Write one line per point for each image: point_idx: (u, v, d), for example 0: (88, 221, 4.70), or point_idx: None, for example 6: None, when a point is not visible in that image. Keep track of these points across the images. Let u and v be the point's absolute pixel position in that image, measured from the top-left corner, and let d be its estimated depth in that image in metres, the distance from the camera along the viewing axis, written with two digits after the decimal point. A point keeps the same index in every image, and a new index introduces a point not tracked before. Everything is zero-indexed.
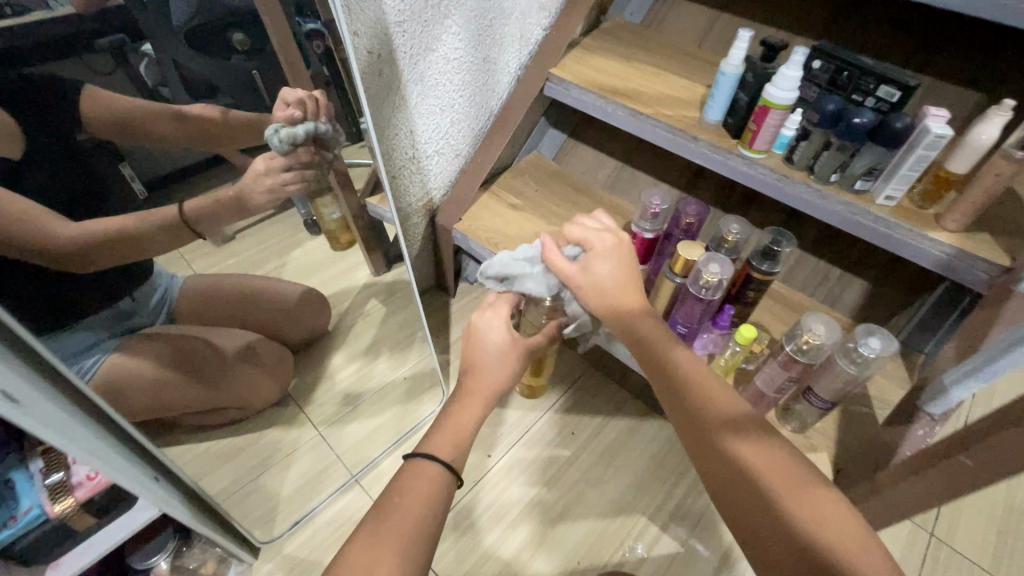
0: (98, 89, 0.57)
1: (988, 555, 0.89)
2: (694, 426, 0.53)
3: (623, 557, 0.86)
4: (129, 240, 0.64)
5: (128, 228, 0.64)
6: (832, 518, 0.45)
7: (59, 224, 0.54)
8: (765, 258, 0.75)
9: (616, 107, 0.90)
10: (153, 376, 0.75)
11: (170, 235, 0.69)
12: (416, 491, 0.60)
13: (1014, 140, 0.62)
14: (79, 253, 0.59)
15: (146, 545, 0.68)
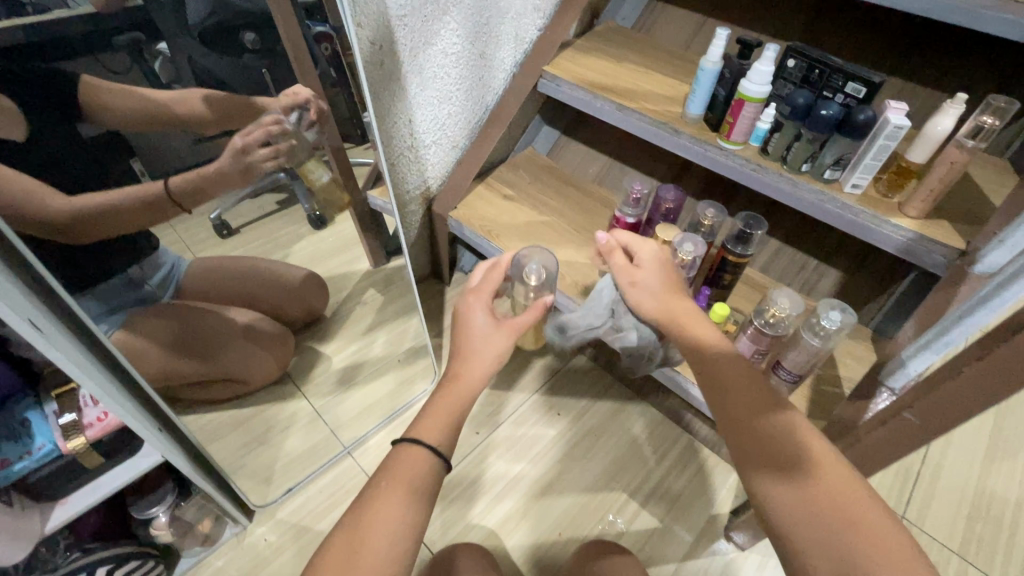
0: (110, 85, 0.63)
1: (957, 537, 0.92)
2: (745, 443, 0.55)
3: (603, 529, 0.90)
4: (132, 211, 0.69)
5: (138, 203, 0.69)
6: (866, 517, 0.50)
7: (57, 198, 0.57)
8: (739, 242, 0.79)
9: (604, 103, 0.95)
10: (161, 348, 0.78)
11: (155, 209, 0.73)
12: (401, 479, 0.61)
13: (966, 131, 0.67)
14: (100, 225, 0.64)
15: (145, 498, 0.72)
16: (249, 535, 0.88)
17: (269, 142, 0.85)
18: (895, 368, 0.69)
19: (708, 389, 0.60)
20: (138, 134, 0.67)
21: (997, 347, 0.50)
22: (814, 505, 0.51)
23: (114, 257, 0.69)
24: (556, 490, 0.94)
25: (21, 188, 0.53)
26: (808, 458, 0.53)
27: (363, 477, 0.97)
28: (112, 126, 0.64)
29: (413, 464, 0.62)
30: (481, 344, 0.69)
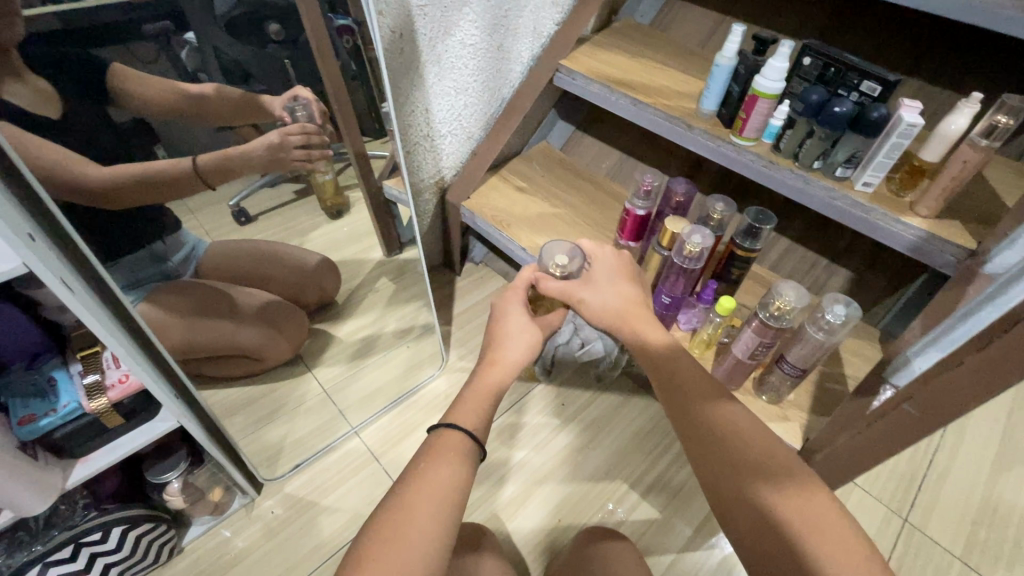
0: (138, 74, 0.64)
1: (960, 542, 0.92)
2: (708, 453, 0.59)
3: (602, 518, 0.91)
4: (157, 186, 0.71)
5: (162, 178, 0.71)
6: (826, 516, 0.51)
7: (92, 166, 0.60)
8: (747, 236, 0.80)
9: (619, 97, 0.96)
10: (180, 322, 0.81)
11: (184, 184, 0.75)
12: (441, 457, 0.61)
13: (980, 130, 0.67)
14: (128, 197, 0.67)
15: (161, 462, 0.75)
16: (257, 507, 0.90)
17: (303, 132, 0.88)
18: (900, 366, 0.68)
19: (674, 404, 0.63)
20: (164, 122, 0.69)
21: None
22: (771, 509, 0.53)
23: (140, 230, 0.71)
24: (557, 478, 0.95)
25: (58, 158, 0.56)
26: (770, 463, 0.56)
27: (369, 457, 0.99)
28: (138, 114, 0.66)
29: (453, 433, 0.64)
30: (509, 334, 0.73)
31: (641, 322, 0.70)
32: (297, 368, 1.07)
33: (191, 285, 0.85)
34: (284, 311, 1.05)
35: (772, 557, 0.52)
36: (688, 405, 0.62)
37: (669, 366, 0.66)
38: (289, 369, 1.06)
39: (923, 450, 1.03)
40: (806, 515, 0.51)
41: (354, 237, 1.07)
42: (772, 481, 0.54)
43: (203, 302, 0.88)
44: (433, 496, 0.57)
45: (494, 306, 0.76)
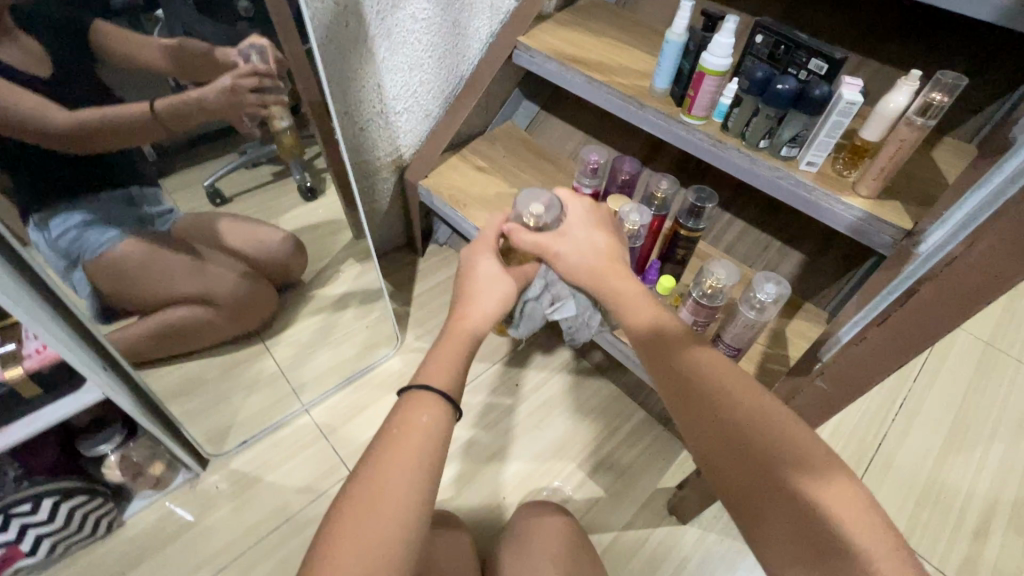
0: (113, 34, 0.70)
1: (903, 522, 0.93)
2: (727, 438, 0.53)
3: (547, 496, 0.91)
4: (125, 133, 0.76)
5: (126, 126, 0.76)
6: (855, 502, 0.46)
7: (57, 112, 0.66)
8: (691, 216, 0.79)
9: (574, 75, 0.95)
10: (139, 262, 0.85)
11: (150, 129, 0.79)
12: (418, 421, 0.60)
13: (916, 107, 0.66)
14: (96, 148, 0.73)
15: (95, 435, 0.76)
16: (201, 482, 0.91)
17: (255, 76, 0.82)
18: (828, 340, 0.70)
19: (683, 384, 0.57)
20: (137, 88, 0.74)
21: None
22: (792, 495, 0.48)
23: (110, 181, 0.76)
24: (505, 455, 0.95)
25: (28, 106, 0.63)
26: (794, 447, 0.50)
27: (318, 436, 0.99)
28: (113, 72, 0.71)
29: (427, 394, 0.62)
30: (479, 287, 0.70)
31: (618, 279, 0.68)
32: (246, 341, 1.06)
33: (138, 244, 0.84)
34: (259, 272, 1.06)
35: (801, 550, 0.47)
36: (690, 385, 0.57)
37: (673, 344, 0.60)
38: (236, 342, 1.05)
39: (874, 433, 1.04)
40: (830, 498, 0.47)
41: (329, 215, 1.04)
42: (791, 464, 0.49)
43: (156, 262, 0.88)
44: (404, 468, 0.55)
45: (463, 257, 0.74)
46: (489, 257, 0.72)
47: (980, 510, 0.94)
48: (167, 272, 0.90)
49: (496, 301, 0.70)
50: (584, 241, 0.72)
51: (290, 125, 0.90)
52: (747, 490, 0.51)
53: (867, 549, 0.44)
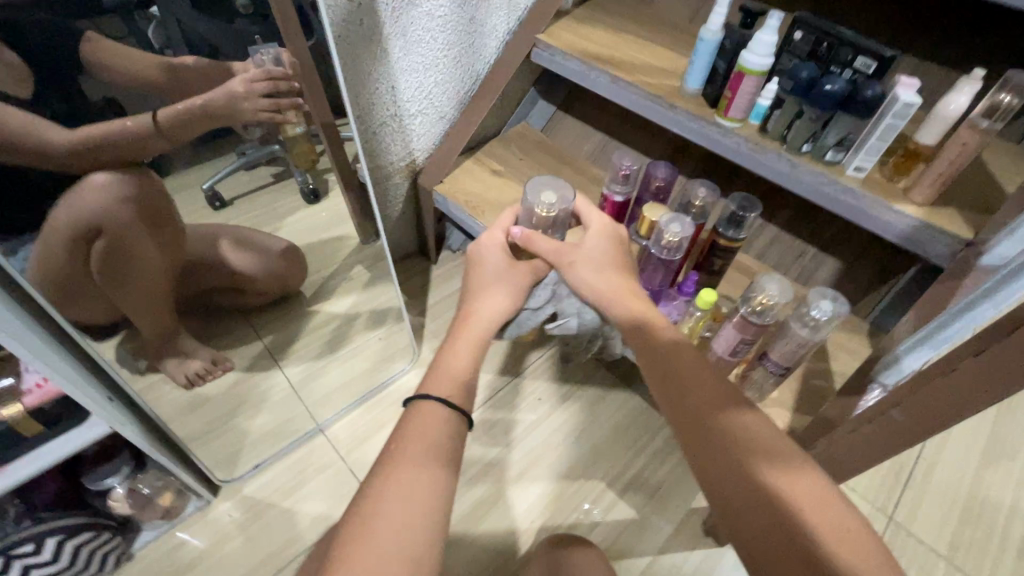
0: (109, 43, 0.62)
1: (946, 540, 0.89)
2: (704, 439, 0.53)
3: (576, 519, 0.87)
4: (113, 145, 0.68)
5: (131, 140, 0.69)
6: (819, 507, 0.48)
7: (53, 130, 0.59)
8: (730, 225, 0.75)
9: (598, 74, 0.90)
10: (139, 275, 0.79)
11: (139, 142, 0.70)
12: (421, 438, 0.57)
13: (981, 109, 0.62)
14: (102, 163, 0.67)
15: (99, 467, 0.71)
16: (213, 511, 0.87)
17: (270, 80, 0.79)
18: (889, 364, 0.65)
19: (663, 384, 0.58)
20: (139, 98, 0.68)
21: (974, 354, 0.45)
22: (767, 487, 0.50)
23: (95, 194, 0.68)
24: (531, 476, 0.91)
25: (18, 124, 0.56)
26: (764, 452, 0.52)
27: (336, 458, 0.95)
28: (109, 89, 0.64)
29: (427, 409, 0.59)
30: (487, 291, 0.68)
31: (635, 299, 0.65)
32: (240, 332, 1.01)
33: (139, 256, 0.78)
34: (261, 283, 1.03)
35: (761, 552, 0.47)
36: (676, 380, 0.58)
37: (658, 344, 0.61)
38: (228, 334, 1.00)
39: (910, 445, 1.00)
40: (802, 503, 0.48)
41: (335, 219, 1.00)
42: (766, 459, 0.51)
43: (156, 267, 0.82)
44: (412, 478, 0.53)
45: (471, 248, 0.72)
46: (496, 249, 0.71)
47: None
48: (163, 276, 0.85)
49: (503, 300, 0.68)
50: (601, 250, 0.69)
51: (303, 131, 0.87)
52: (724, 492, 0.51)
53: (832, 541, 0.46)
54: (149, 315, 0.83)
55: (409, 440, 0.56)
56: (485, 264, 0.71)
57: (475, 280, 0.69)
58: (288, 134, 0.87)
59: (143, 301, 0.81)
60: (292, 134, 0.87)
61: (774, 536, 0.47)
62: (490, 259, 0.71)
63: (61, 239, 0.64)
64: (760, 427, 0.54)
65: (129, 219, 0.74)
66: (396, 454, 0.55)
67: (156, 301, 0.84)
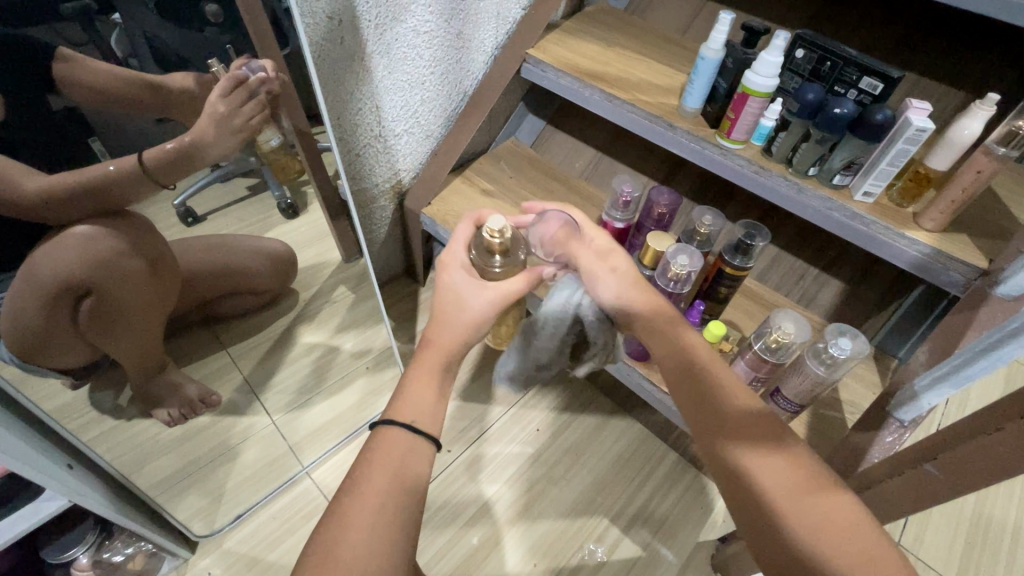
0: (75, 56, 0.57)
1: (953, 566, 0.88)
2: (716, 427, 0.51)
3: (581, 560, 0.84)
4: (97, 190, 0.64)
5: (111, 184, 0.65)
6: (833, 507, 0.44)
7: (21, 171, 0.55)
8: (736, 253, 0.72)
9: (592, 92, 0.86)
10: (136, 299, 0.76)
11: (132, 183, 0.67)
12: (387, 459, 0.54)
13: (996, 136, 0.60)
14: (88, 213, 0.65)
15: (62, 540, 0.73)
16: (191, 568, 0.85)
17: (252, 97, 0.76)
18: (906, 401, 0.63)
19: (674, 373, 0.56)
20: (100, 113, 0.60)
21: (1016, 416, 0.42)
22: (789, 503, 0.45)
23: (80, 249, 0.65)
24: (531, 514, 0.88)
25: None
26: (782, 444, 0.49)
27: (322, 500, 0.94)
28: (76, 104, 0.58)
29: (394, 432, 0.56)
30: (454, 318, 0.60)
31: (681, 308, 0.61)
32: (218, 359, 0.95)
33: (130, 304, 0.76)
34: (244, 300, 0.98)
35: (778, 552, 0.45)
36: (708, 386, 0.54)
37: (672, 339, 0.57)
38: (212, 360, 0.94)
39: None
40: (816, 500, 0.45)
41: (316, 237, 1.00)
42: (765, 448, 0.48)
43: (143, 306, 0.78)
44: (398, 524, 0.50)
45: (441, 257, 0.63)
46: (463, 273, 0.61)
47: None
48: (154, 307, 0.80)
49: (467, 333, 0.60)
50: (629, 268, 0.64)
51: (280, 142, 0.86)
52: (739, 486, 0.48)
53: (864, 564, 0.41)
54: (140, 350, 0.81)
55: (376, 467, 0.53)
56: (453, 283, 0.61)
57: (445, 303, 0.60)
58: (264, 147, 0.84)
59: (128, 337, 0.78)
60: (269, 147, 0.84)
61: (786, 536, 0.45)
62: (458, 276, 0.61)
63: (40, 296, 0.64)
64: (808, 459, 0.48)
65: (119, 271, 0.71)
66: (355, 485, 0.52)
67: (145, 344, 0.81)
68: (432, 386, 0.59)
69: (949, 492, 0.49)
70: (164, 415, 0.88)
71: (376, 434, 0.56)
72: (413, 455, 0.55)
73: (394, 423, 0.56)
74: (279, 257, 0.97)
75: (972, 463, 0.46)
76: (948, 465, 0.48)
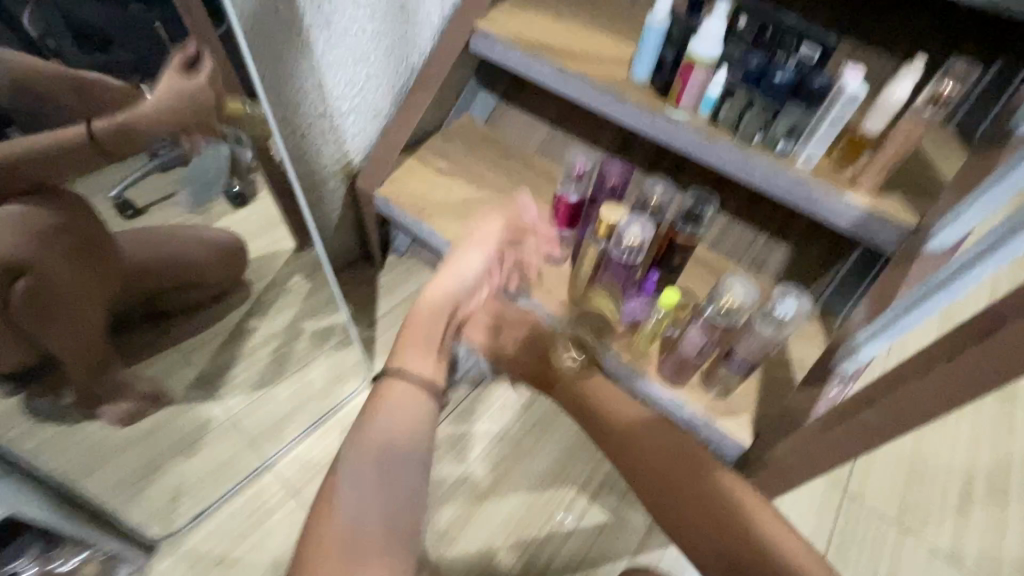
0: None
1: (895, 505, 0.95)
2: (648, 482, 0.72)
3: (550, 529, 0.86)
4: (13, 169, 0.66)
5: (35, 157, 0.67)
6: (758, 518, 0.65)
7: None
8: (688, 221, 0.74)
9: (542, 65, 0.84)
10: (67, 279, 0.78)
11: (67, 157, 0.71)
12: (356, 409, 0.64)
13: (923, 99, 0.63)
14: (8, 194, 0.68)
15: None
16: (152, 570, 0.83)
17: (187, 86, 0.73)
18: (848, 353, 0.66)
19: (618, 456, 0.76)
20: None
21: (940, 360, 0.45)
22: (710, 522, 0.66)
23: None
24: (501, 489, 0.89)
25: None
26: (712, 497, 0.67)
27: (287, 493, 0.91)
28: None
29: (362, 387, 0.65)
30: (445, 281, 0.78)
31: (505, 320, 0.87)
32: (167, 355, 0.94)
33: (64, 284, 0.78)
34: (189, 295, 0.98)
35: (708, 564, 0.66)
36: (630, 445, 0.74)
37: (633, 434, 0.75)
38: (159, 357, 0.93)
39: None
40: (737, 492, 0.67)
41: (267, 224, 0.96)
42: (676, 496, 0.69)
43: (76, 286, 0.80)
44: (322, 478, 0.56)
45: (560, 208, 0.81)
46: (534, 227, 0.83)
47: (962, 482, 0.98)
48: (85, 290, 0.82)
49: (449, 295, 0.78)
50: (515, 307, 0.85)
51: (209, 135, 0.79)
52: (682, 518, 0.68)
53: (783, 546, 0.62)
54: (78, 341, 0.82)
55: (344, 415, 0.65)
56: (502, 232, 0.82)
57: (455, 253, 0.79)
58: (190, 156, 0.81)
59: (69, 335, 0.75)
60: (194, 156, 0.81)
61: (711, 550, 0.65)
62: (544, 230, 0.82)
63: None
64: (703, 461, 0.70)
65: (38, 250, 0.73)
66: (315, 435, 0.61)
67: (89, 335, 0.83)
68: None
69: (884, 434, 0.53)
70: (112, 412, 0.87)
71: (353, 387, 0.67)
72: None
73: (362, 381, 0.64)
74: (225, 246, 0.96)
75: (903, 405, 0.49)
76: (883, 410, 0.51)
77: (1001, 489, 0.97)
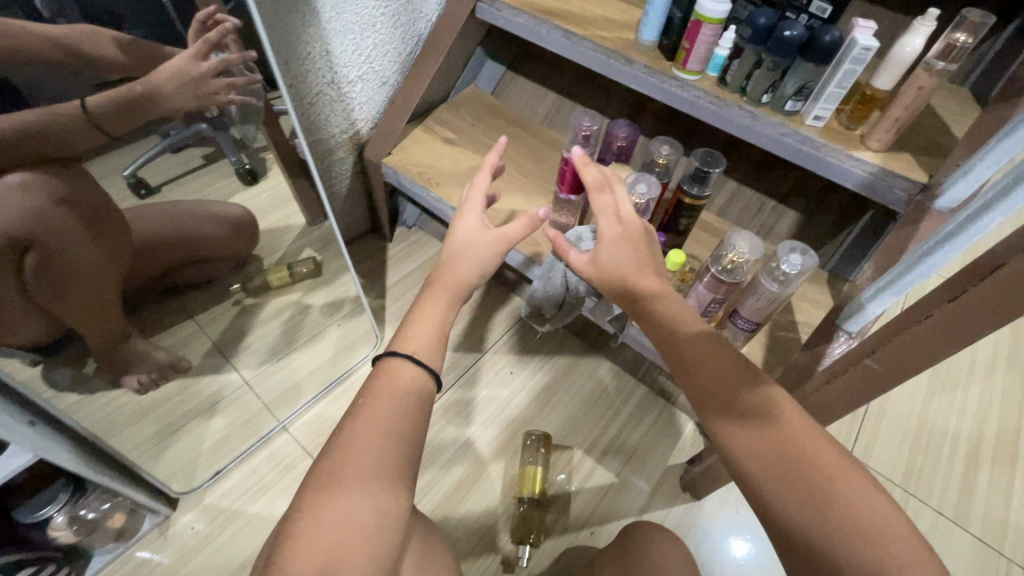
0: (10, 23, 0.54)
1: (901, 470, 0.95)
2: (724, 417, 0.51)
3: (557, 490, 0.88)
4: (46, 137, 0.62)
5: (58, 134, 0.64)
6: (841, 475, 0.47)
7: None
8: (695, 182, 0.73)
9: (550, 30, 0.83)
10: (86, 256, 0.74)
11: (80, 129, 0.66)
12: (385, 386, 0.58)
13: (936, 51, 0.62)
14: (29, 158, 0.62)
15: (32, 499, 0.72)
16: (172, 525, 0.86)
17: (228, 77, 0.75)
18: (854, 312, 0.67)
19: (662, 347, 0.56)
20: (35, 79, 0.58)
21: (944, 302, 0.45)
22: (777, 461, 0.48)
23: (17, 201, 0.62)
24: (508, 451, 0.91)
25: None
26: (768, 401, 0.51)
27: (301, 453, 0.94)
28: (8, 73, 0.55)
29: (398, 363, 0.60)
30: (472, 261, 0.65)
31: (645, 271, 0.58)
32: (183, 327, 0.96)
33: (78, 258, 0.73)
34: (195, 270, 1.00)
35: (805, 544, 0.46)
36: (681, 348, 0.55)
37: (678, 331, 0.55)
38: (176, 329, 0.95)
39: None
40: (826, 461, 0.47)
41: (278, 201, 1.00)
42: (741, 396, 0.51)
43: (93, 262, 0.76)
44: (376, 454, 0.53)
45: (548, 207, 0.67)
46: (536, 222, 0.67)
47: (969, 447, 0.98)
48: (101, 268, 0.78)
49: (478, 270, 0.65)
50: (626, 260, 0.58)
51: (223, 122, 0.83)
52: (762, 453, 0.49)
53: (859, 505, 0.46)
54: (91, 306, 0.78)
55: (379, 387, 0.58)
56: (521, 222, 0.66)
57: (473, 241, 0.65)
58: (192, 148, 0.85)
59: (84, 311, 0.77)
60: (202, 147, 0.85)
61: (799, 508, 0.47)
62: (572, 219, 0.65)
63: None
64: (783, 416, 0.50)
65: (64, 222, 0.69)
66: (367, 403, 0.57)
67: (99, 300, 0.80)
68: (420, 336, 0.62)
69: (887, 383, 0.53)
70: (133, 382, 0.88)
71: (382, 364, 0.61)
72: (401, 369, 0.60)
73: (401, 354, 0.61)
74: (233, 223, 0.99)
75: (905, 352, 0.49)
76: (885, 358, 0.52)
77: (1009, 453, 0.98)
